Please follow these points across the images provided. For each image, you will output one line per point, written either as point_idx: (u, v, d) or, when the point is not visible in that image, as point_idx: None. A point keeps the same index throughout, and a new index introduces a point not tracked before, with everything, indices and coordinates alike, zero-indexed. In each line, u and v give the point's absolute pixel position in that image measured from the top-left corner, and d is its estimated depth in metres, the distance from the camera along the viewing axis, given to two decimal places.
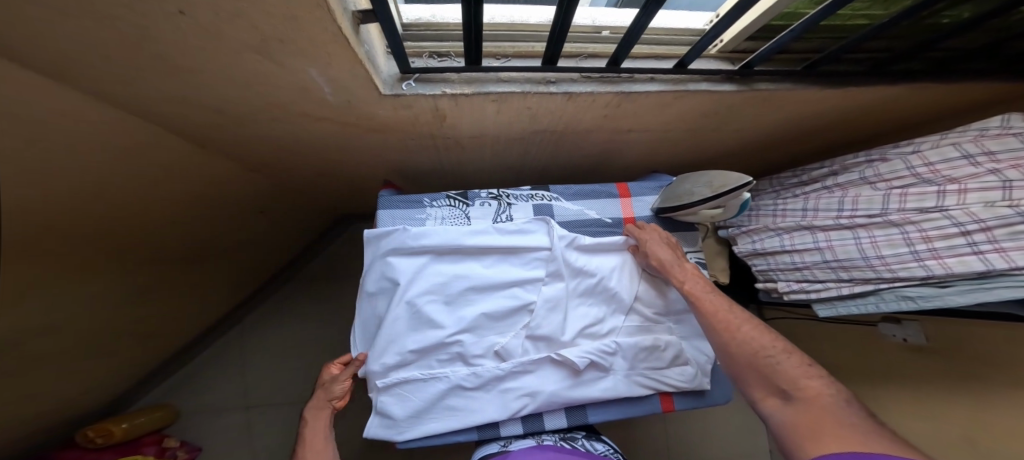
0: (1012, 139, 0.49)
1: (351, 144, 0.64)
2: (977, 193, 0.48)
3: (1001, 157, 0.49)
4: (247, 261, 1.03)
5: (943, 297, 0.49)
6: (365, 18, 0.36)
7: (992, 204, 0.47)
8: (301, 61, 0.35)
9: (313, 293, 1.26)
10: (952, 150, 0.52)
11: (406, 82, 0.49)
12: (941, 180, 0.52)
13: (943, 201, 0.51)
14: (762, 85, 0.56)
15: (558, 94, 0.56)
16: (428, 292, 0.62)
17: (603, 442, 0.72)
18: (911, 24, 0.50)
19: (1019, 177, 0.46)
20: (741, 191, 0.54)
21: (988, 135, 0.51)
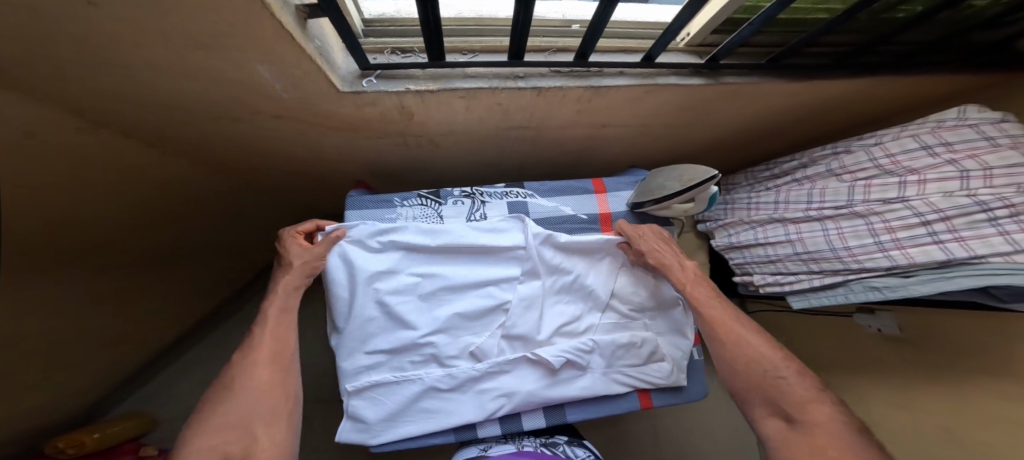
0: (968, 129, 0.50)
1: (320, 143, 0.62)
2: (936, 184, 0.50)
3: (958, 147, 0.50)
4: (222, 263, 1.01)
5: (908, 287, 0.49)
6: (310, 12, 0.34)
7: (950, 194, 0.48)
8: (249, 57, 0.34)
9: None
10: (911, 141, 0.54)
11: (366, 79, 0.48)
12: (902, 171, 0.53)
13: (905, 191, 0.52)
14: (729, 79, 0.56)
15: (527, 89, 0.55)
16: (400, 292, 0.61)
17: (584, 447, 0.69)
18: (869, 18, 0.51)
19: (975, 167, 0.47)
20: (709, 185, 0.54)
21: (945, 126, 0.52)
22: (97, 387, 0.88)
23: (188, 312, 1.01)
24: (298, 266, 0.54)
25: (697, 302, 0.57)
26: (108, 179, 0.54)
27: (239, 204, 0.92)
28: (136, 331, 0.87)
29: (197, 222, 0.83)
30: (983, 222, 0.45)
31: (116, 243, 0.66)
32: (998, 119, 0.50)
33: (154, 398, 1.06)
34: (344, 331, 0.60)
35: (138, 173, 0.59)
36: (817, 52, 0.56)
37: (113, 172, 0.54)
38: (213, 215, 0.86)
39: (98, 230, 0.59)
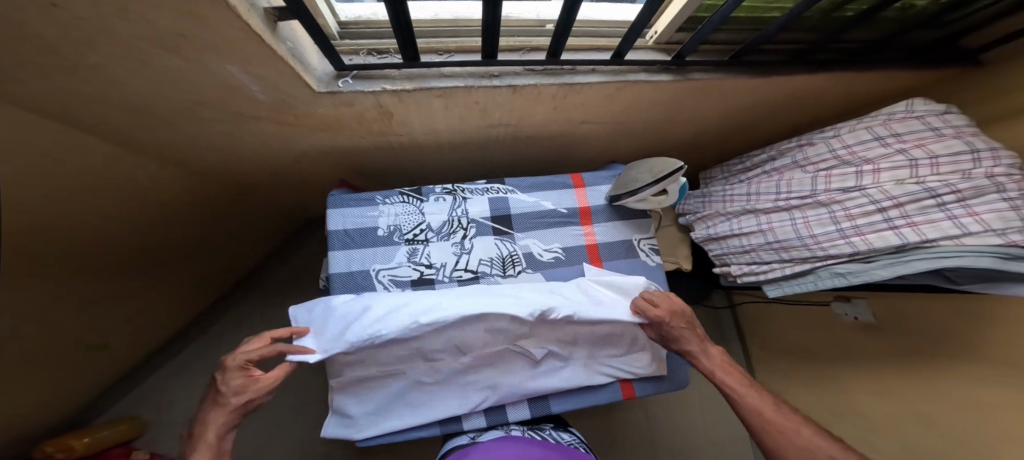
0: (916, 121, 0.54)
1: (301, 143, 0.63)
2: (889, 172, 0.52)
3: (906, 138, 0.53)
4: (208, 265, 1.01)
5: (870, 272, 0.52)
6: (280, 15, 0.35)
7: (902, 182, 0.51)
8: (220, 57, 0.35)
9: (285, 299, 1.23)
10: (865, 133, 0.57)
11: (343, 79, 0.49)
12: (858, 161, 0.56)
13: (862, 180, 0.54)
14: (695, 75, 0.58)
15: (502, 87, 0.57)
16: (384, 288, 0.62)
17: (570, 433, 0.72)
18: (820, 17, 0.54)
19: (923, 155, 0.50)
20: (676, 176, 0.58)
21: (895, 118, 0.56)
22: (84, 391, 0.88)
23: (174, 315, 1.01)
24: (236, 408, 0.42)
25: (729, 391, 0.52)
26: (89, 183, 0.55)
27: (224, 207, 0.92)
28: (121, 335, 0.86)
29: (181, 224, 0.84)
30: (933, 207, 0.47)
31: (99, 247, 0.66)
32: (943, 111, 0.54)
33: (146, 401, 1.06)
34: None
35: (119, 176, 0.60)
36: (777, 49, 0.59)
37: (94, 175, 0.55)
38: (196, 218, 0.86)
39: (80, 233, 0.59)
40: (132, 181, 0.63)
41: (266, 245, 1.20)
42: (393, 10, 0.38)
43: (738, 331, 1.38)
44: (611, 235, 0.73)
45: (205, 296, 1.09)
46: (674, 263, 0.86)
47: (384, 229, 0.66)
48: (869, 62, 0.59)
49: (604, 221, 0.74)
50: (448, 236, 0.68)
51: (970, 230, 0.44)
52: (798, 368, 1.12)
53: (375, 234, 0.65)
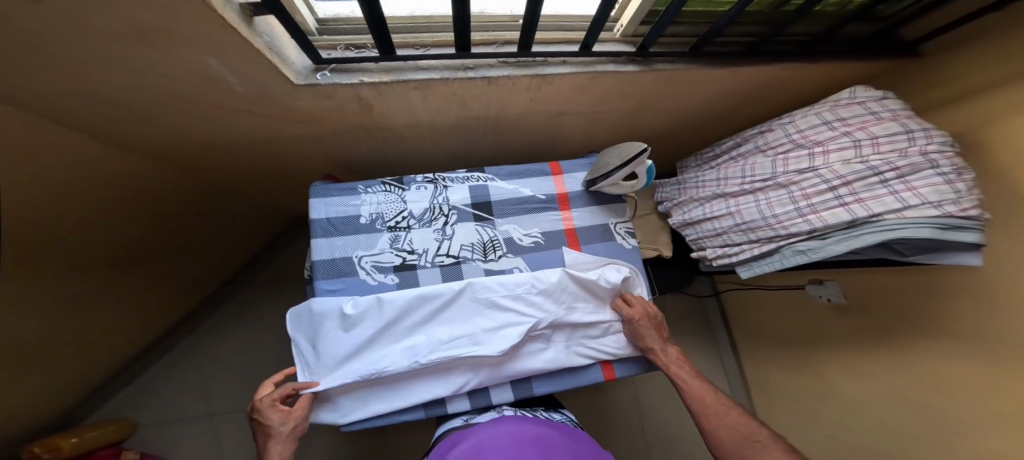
0: (858, 106, 0.59)
1: (285, 136, 0.65)
2: (837, 153, 0.56)
3: (851, 122, 0.58)
4: (197, 263, 1.02)
5: (827, 248, 0.55)
6: (255, 10, 0.37)
7: (848, 161, 0.55)
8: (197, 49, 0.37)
9: (275, 297, 1.24)
10: (816, 118, 0.61)
11: (321, 72, 0.51)
12: (810, 144, 0.60)
13: (814, 161, 0.58)
14: (659, 66, 0.62)
15: (478, 78, 0.59)
16: (367, 274, 0.66)
17: (561, 412, 0.74)
18: (769, 11, 0.58)
19: (865, 136, 0.54)
20: (641, 158, 0.60)
21: (841, 104, 0.61)
22: (73, 390, 0.89)
23: (163, 313, 1.02)
24: (286, 432, 0.54)
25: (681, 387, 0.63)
26: (76, 180, 0.56)
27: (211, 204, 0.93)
28: (110, 334, 0.87)
29: (167, 221, 0.85)
30: (877, 184, 0.51)
31: (86, 245, 0.67)
32: (881, 96, 0.59)
33: (138, 400, 1.07)
34: (316, 345, 0.62)
35: (104, 173, 0.61)
36: (731, 42, 0.62)
37: (81, 172, 0.57)
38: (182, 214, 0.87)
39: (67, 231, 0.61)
40: (117, 177, 0.64)
41: (255, 242, 1.21)
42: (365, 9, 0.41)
43: (723, 319, 1.38)
44: (588, 219, 0.77)
45: (194, 295, 1.10)
46: (654, 249, 0.89)
47: (366, 218, 0.68)
48: (818, 53, 0.63)
49: (581, 207, 0.77)
50: (429, 223, 0.71)
51: (910, 203, 0.47)
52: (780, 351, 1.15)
53: (357, 222, 0.68)
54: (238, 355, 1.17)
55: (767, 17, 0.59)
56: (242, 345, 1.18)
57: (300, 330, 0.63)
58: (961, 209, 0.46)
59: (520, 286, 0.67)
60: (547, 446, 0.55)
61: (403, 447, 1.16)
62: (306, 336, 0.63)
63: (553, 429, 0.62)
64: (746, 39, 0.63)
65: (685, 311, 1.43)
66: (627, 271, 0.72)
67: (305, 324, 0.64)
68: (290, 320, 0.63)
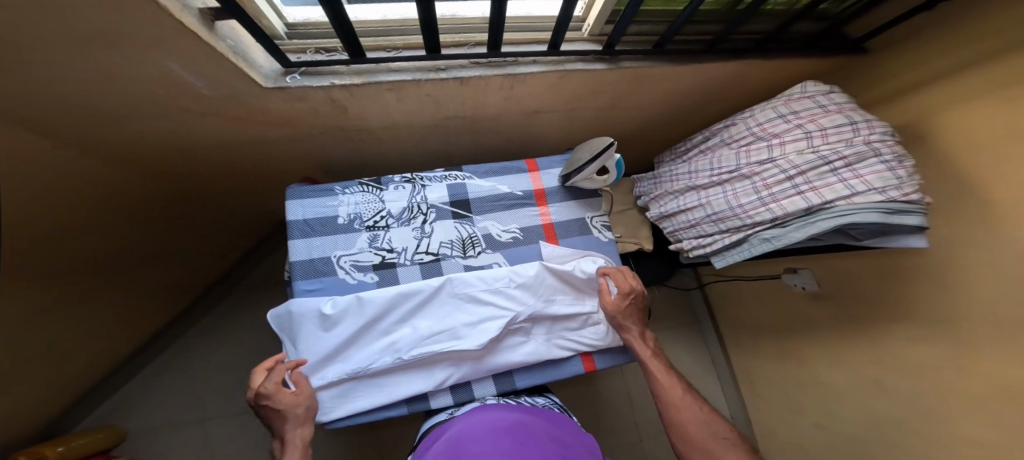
0: (808, 100, 0.63)
1: (261, 138, 0.66)
2: (791, 144, 0.60)
3: (802, 115, 0.62)
4: (180, 268, 1.02)
5: (789, 235, 0.57)
6: (216, 15, 0.38)
7: (802, 151, 0.58)
8: (168, 54, 0.39)
9: (260, 302, 1.24)
10: (772, 112, 0.65)
11: (290, 75, 0.52)
12: (768, 136, 0.64)
13: (773, 152, 0.62)
14: (626, 63, 0.65)
15: (450, 79, 0.60)
16: (346, 273, 0.67)
17: (545, 397, 0.77)
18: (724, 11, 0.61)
19: (815, 128, 0.58)
20: (609, 151, 0.65)
21: (793, 98, 0.65)
22: (56, 400, 0.88)
23: (147, 320, 1.02)
24: (303, 413, 0.56)
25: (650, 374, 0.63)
26: (56, 187, 0.57)
27: (191, 209, 0.93)
28: (92, 342, 0.87)
29: (146, 227, 0.85)
30: (829, 173, 0.54)
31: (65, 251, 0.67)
32: (828, 91, 0.64)
33: (122, 409, 1.06)
34: (298, 346, 0.62)
35: (76, 179, 0.61)
36: (692, 40, 0.65)
37: (58, 178, 0.57)
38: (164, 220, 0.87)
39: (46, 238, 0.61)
40: (87, 183, 0.64)
41: (240, 247, 1.21)
42: (332, 18, 0.42)
43: (709, 311, 1.40)
44: (565, 214, 0.78)
45: (178, 301, 1.09)
46: (636, 242, 0.91)
47: (344, 218, 0.69)
48: (771, 49, 0.67)
49: (558, 202, 0.79)
50: (408, 221, 0.72)
51: (858, 190, 0.50)
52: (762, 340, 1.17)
53: (335, 223, 0.69)
54: (225, 360, 1.17)
55: (724, 15, 0.62)
56: (228, 350, 1.18)
57: (282, 331, 0.63)
58: (904, 194, 0.49)
59: (498, 279, 0.69)
60: (522, 432, 0.55)
61: (393, 448, 1.16)
62: (289, 336, 0.63)
63: (535, 416, 0.62)
64: (705, 37, 0.66)
65: (671, 304, 1.45)
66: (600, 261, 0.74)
67: (286, 326, 0.64)
68: (271, 323, 0.62)
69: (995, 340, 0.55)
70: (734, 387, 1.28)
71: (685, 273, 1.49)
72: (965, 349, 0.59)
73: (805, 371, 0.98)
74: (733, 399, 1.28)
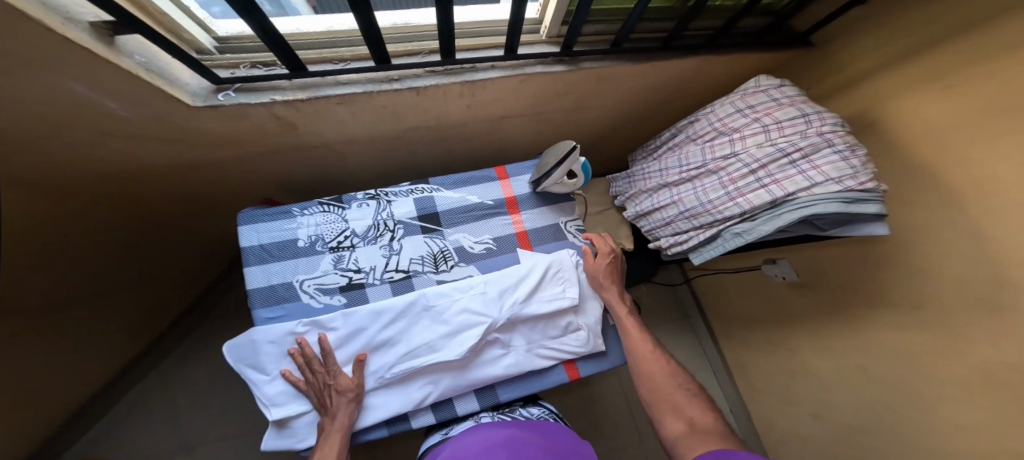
0: (763, 94, 0.64)
1: (210, 158, 0.63)
2: (751, 138, 0.60)
3: (759, 108, 0.63)
4: (154, 301, 0.96)
5: (757, 228, 0.56)
6: (112, 29, 0.35)
7: (762, 144, 0.59)
8: (91, 78, 0.36)
9: (225, 330, 1.15)
10: (730, 107, 0.66)
11: (223, 93, 0.49)
12: (729, 131, 0.64)
13: (735, 146, 0.62)
14: (586, 64, 0.64)
15: (404, 90, 0.57)
16: (310, 297, 0.63)
17: (540, 406, 0.75)
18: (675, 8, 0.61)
19: (771, 122, 0.59)
20: (574, 154, 0.65)
21: (749, 93, 0.66)
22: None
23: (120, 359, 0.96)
24: (348, 398, 0.57)
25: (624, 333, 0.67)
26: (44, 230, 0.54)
27: (166, 239, 0.89)
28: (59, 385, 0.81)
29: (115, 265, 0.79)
30: (788, 165, 0.55)
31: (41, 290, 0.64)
32: (780, 84, 0.65)
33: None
34: (270, 372, 0.59)
35: None
36: (647, 38, 0.66)
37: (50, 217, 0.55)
38: (134, 255, 0.83)
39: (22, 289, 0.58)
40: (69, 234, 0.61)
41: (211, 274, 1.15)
42: (262, 37, 0.40)
43: (698, 304, 1.36)
44: (538, 220, 0.77)
45: (144, 339, 1.02)
46: (616, 242, 0.90)
47: (305, 240, 0.66)
48: (724, 44, 0.68)
49: (530, 209, 0.77)
50: (374, 240, 0.69)
51: (816, 181, 0.50)
52: (750, 333, 1.14)
53: (295, 246, 0.65)
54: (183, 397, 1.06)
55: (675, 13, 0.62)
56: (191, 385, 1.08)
57: (242, 362, 0.58)
58: (859, 183, 0.49)
59: (474, 290, 0.67)
60: (515, 448, 0.52)
61: None
62: (253, 363, 0.59)
63: (527, 430, 0.60)
64: (660, 34, 0.66)
65: (658, 301, 1.41)
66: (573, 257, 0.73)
67: (247, 355, 0.59)
68: (228, 355, 0.56)
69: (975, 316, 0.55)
70: (730, 382, 1.23)
71: (671, 269, 1.46)
72: (945, 329, 0.59)
73: (798, 362, 0.95)
74: (731, 394, 1.22)
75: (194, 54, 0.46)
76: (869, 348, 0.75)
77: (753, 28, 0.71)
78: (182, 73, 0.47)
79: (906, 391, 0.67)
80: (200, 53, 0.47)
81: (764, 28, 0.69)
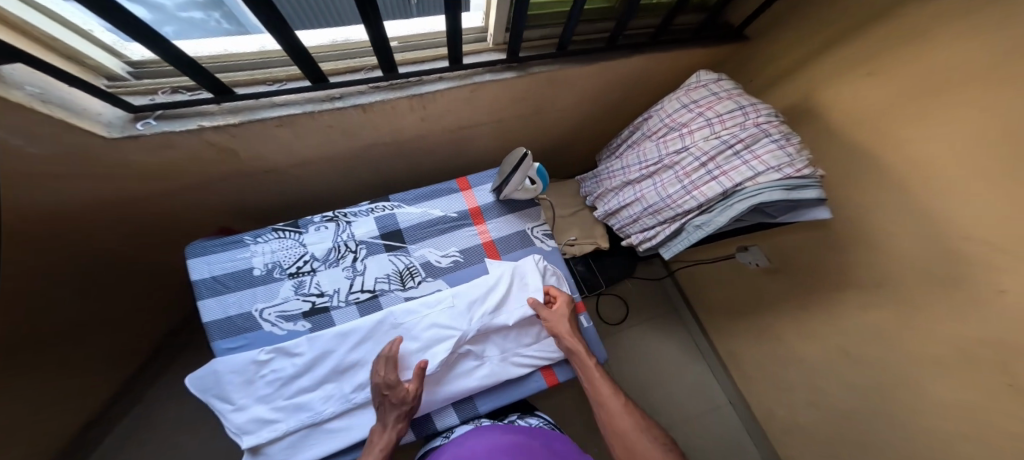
0: (704, 88, 0.66)
1: (152, 187, 0.61)
2: (698, 132, 0.62)
3: (701, 103, 0.64)
4: (126, 345, 0.89)
5: (715, 220, 0.57)
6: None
7: (708, 138, 0.60)
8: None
9: (181, 366, 1.02)
10: (676, 103, 0.68)
11: (142, 121, 0.48)
12: (678, 126, 0.66)
13: (685, 141, 0.63)
14: (535, 69, 0.65)
15: (347, 108, 0.56)
16: (272, 325, 0.61)
17: (538, 416, 0.71)
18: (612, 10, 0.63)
19: (713, 116, 0.61)
20: (527, 161, 0.67)
21: (692, 88, 0.68)
22: None
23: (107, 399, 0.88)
24: (403, 408, 0.55)
25: (592, 387, 0.61)
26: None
27: (137, 279, 0.85)
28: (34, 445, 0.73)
29: (79, 307, 0.73)
30: (733, 156, 0.56)
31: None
32: (718, 78, 0.67)
33: None
34: (237, 401, 0.56)
35: None
36: (589, 41, 0.67)
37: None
38: (102, 294, 0.77)
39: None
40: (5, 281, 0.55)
41: None
42: (172, 62, 0.39)
43: (685, 298, 1.29)
44: (504, 229, 0.76)
45: (98, 403, 0.87)
46: (592, 242, 0.91)
47: (260, 268, 0.64)
48: (666, 42, 0.70)
49: (495, 218, 0.77)
50: (336, 262, 0.67)
51: (759, 170, 0.52)
52: (736, 322, 1.10)
53: (251, 275, 0.63)
54: (120, 452, 0.90)
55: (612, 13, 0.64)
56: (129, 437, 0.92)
57: (208, 393, 0.55)
58: (797, 170, 0.50)
59: (443, 304, 0.66)
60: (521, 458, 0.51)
61: None
62: (221, 391, 0.56)
63: (528, 436, 0.58)
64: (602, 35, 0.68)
65: (644, 296, 1.34)
66: (537, 260, 0.72)
67: (213, 385, 0.56)
68: (192, 388, 0.54)
69: (937, 280, 0.55)
70: (727, 376, 1.16)
71: (654, 263, 1.40)
72: (912, 298, 0.60)
73: (788, 347, 0.93)
74: (729, 387, 1.15)
75: (104, 81, 0.45)
76: (855, 325, 0.73)
77: (692, 25, 0.74)
78: (92, 103, 0.46)
79: (897, 364, 0.66)
80: (111, 79, 0.45)
81: (700, 24, 0.71)
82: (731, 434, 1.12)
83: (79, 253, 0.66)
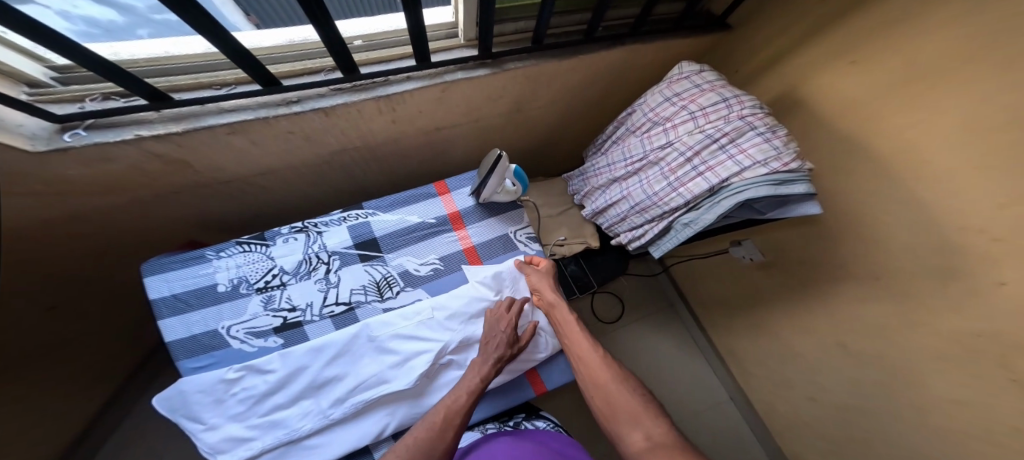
0: (686, 80, 0.63)
1: (105, 201, 0.57)
2: (683, 127, 0.59)
3: (684, 95, 0.61)
4: (105, 364, 0.85)
5: (703, 217, 0.53)
6: None
7: (692, 132, 0.58)
8: None
9: (161, 384, 0.97)
10: (659, 96, 0.65)
11: (70, 132, 0.44)
12: (661, 121, 0.63)
13: (669, 136, 0.60)
14: (510, 65, 0.61)
15: (306, 112, 0.53)
16: (240, 342, 0.58)
17: (546, 418, 0.66)
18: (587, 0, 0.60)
19: (696, 109, 0.59)
20: (502, 163, 0.64)
21: (673, 80, 0.65)
22: None
23: (88, 421, 0.85)
24: (510, 349, 0.58)
25: (570, 341, 0.61)
26: None
27: (107, 297, 0.81)
28: None
29: (51, 329, 0.70)
30: (718, 150, 0.54)
31: None
32: (700, 69, 0.64)
33: None
34: (208, 420, 0.53)
35: None
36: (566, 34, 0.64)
37: None
38: (72, 314, 0.74)
39: None
40: None
41: None
42: (91, 67, 0.36)
43: (681, 293, 1.27)
44: (485, 234, 0.73)
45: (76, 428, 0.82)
46: (582, 241, 0.87)
47: (225, 284, 0.61)
48: (647, 33, 0.67)
49: (476, 222, 0.74)
50: (307, 275, 0.64)
51: (745, 165, 0.50)
52: (732, 318, 1.08)
53: (215, 291, 0.60)
54: None
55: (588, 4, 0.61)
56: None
57: (177, 413, 0.51)
58: (784, 164, 0.48)
59: (421, 316, 0.63)
60: None
61: None
62: (192, 409, 0.53)
63: (540, 444, 0.54)
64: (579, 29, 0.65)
65: (638, 293, 1.32)
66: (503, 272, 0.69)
67: (183, 405, 0.52)
68: (159, 409, 0.50)
69: (932, 272, 0.53)
70: (726, 370, 1.14)
71: (648, 259, 1.37)
72: (908, 291, 0.57)
73: (785, 342, 0.91)
74: (728, 381, 1.13)
75: (24, 88, 0.41)
76: (853, 319, 0.70)
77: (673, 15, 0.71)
78: (11, 115, 0.42)
79: (896, 358, 0.64)
80: (33, 87, 0.42)
81: (681, 14, 0.69)
82: (732, 429, 1.10)
83: (39, 274, 0.63)
